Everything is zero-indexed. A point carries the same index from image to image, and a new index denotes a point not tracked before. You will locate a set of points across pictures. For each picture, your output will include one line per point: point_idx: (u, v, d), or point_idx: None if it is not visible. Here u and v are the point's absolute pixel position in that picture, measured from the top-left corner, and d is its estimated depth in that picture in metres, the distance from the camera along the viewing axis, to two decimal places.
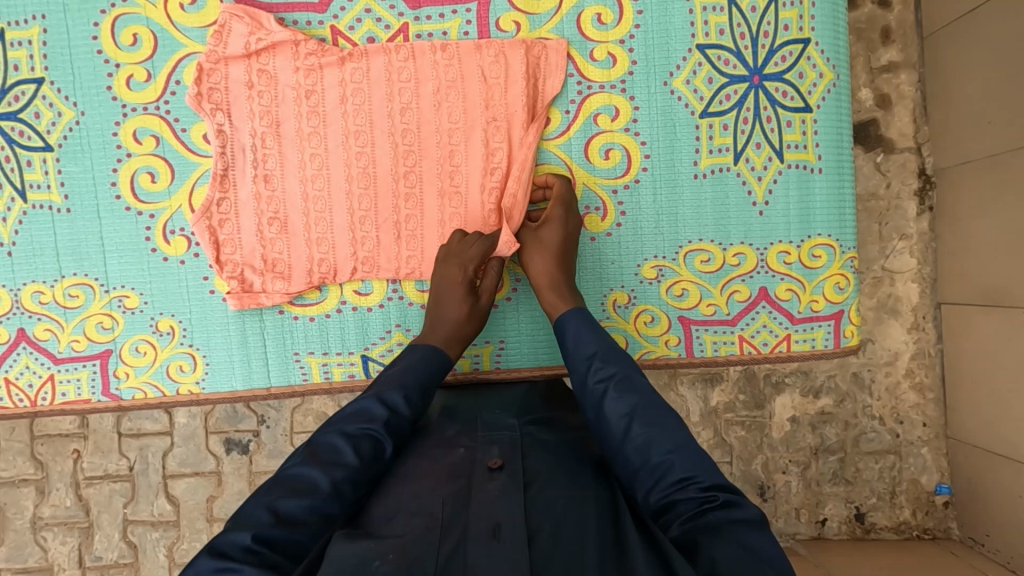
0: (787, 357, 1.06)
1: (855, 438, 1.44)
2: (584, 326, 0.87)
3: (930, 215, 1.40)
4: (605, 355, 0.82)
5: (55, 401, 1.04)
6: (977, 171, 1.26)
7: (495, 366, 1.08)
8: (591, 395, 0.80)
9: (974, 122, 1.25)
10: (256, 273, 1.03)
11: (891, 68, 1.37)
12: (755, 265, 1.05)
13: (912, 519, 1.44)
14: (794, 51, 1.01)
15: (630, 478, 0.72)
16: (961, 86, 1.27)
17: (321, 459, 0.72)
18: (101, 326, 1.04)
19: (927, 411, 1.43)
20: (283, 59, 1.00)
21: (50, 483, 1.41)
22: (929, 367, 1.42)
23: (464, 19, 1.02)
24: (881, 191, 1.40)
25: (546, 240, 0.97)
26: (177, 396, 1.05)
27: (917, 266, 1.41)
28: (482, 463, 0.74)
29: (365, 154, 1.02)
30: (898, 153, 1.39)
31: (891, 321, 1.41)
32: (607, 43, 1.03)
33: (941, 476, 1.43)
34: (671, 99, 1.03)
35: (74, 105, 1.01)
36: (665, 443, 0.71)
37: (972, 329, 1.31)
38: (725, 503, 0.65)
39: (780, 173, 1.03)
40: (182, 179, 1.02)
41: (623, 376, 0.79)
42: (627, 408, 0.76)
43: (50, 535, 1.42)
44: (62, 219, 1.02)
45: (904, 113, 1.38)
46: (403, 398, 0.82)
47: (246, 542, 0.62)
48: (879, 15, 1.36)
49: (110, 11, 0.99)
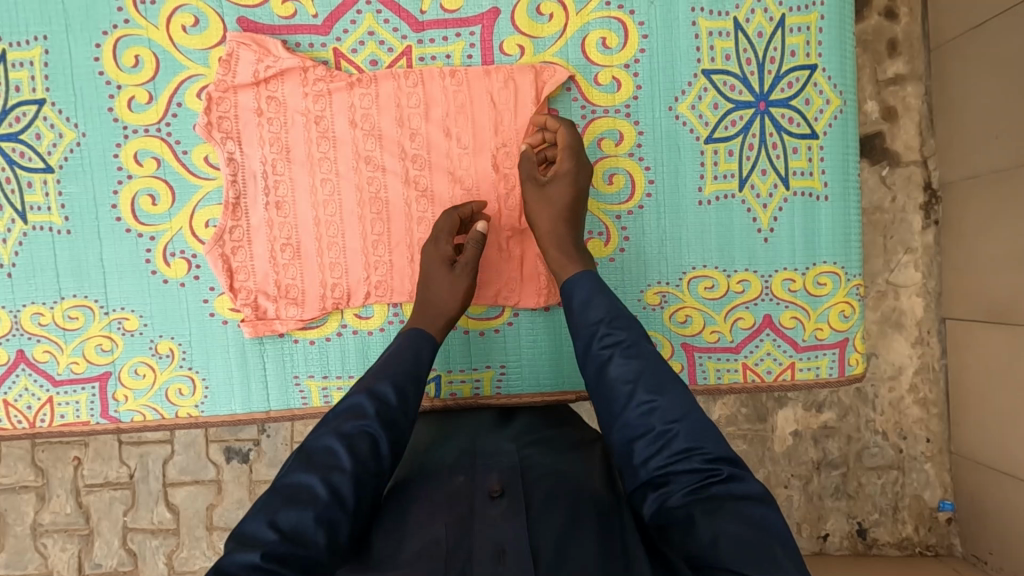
0: (791, 385, 1.05)
1: (858, 452, 1.43)
2: (594, 292, 0.82)
3: (936, 229, 1.38)
4: (613, 320, 0.78)
5: (53, 423, 1.04)
6: (983, 187, 1.25)
7: (496, 391, 1.07)
8: (595, 360, 0.76)
9: (980, 137, 1.24)
10: (270, 300, 1.03)
11: (898, 81, 1.36)
12: (759, 293, 1.04)
13: (915, 535, 1.43)
14: (800, 77, 1.00)
15: (627, 447, 0.69)
16: (967, 101, 1.26)
17: (316, 464, 0.68)
18: (100, 347, 1.03)
19: (931, 426, 1.41)
20: (292, 85, 0.99)
21: (50, 490, 1.41)
22: (933, 382, 1.41)
23: (467, 42, 1.01)
24: (886, 205, 1.38)
25: (553, 196, 0.93)
26: (175, 418, 1.04)
27: (921, 280, 1.40)
28: (482, 489, 0.73)
29: (375, 179, 1.01)
30: (904, 166, 1.38)
31: (896, 335, 1.40)
32: (612, 67, 1.02)
33: (944, 492, 1.42)
34: (676, 124, 1.02)
35: (74, 126, 1.00)
36: (669, 410, 0.68)
37: (976, 346, 1.29)
38: (729, 477, 0.63)
39: (785, 200, 1.02)
40: (184, 202, 1.01)
41: (630, 342, 0.75)
42: (632, 374, 0.72)
43: (50, 541, 1.41)
44: (63, 240, 1.02)
45: (910, 126, 1.37)
46: (394, 392, 0.78)
47: (255, 560, 0.58)
48: (886, 27, 1.35)
49: (112, 33, 0.99)
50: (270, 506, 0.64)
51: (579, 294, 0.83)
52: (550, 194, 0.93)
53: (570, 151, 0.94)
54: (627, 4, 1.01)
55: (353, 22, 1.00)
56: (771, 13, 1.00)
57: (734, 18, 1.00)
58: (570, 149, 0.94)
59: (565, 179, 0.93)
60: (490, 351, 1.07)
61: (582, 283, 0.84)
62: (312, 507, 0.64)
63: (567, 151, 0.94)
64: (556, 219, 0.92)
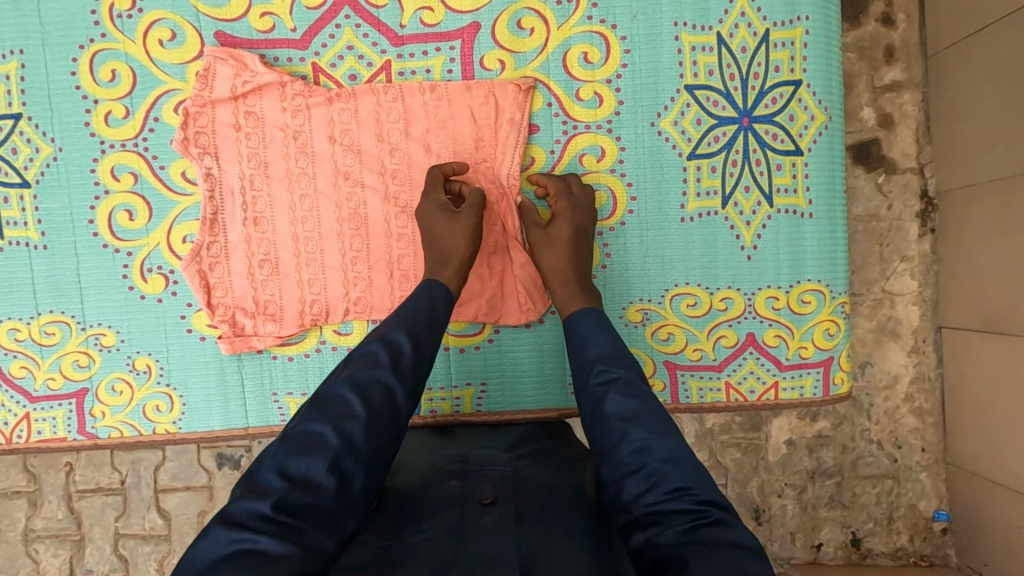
0: (775, 404, 1.03)
1: (853, 461, 1.41)
2: (594, 330, 0.83)
3: (932, 237, 1.37)
4: (610, 359, 0.78)
5: (31, 439, 1.03)
6: (980, 195, 1.23)
7: (477, 409, 1.06)
8: (591, 396, 0.75)
9: (978, 144, 1.22)
10: (248, 316, 1.02)
11: (894, 88, 1.34)
12: (743, 311, 1.02)
13: (909, 546, 1.41)
14: (784, 93, 0.99)
15: (618, 482, 0.68)
16: (966, 109, 1.24)
17: (327, 411, 0.66)
18: (78, 363, 1.02)
19: (926, 435, 1.40)
20: (270, 100, 0.98)
21: (42, 496, 1.40)
22: (928, 392, 1.39)
23: (448, 57, 1.00)
24: (883, 212, 1.36)
25: (557, 236, 0.95)
26: (154, 435, 1.04)
27: (918, 288, 1.38)
28: (474, 497, 0.72)
29: (355, 195, 1.00)
30: (900, 173, 1.36)
31: (890, 344, 1.39)
32: (594, 82, 1.00)
33: (940, 502, 1.40)
34: (659, 140, 1.01)
35: (51, 141, 0.99)
36: (663, 450, 0.67)
37: (973, 355, 1.28)
38: (719, 521, 0.61)
39: (769, 218, 1.01)
40: (161, 217, 1.01)
41: (628, 381, 0.75)
42: (627, 413, 0.71)
43: (42, 547, 1.41)
44: (40, 255, 1.01)
45: (907, 133, 1.35)
46: (411, 343, 0.76)
47: (265, 510, 0.57)
48: (882, 33, 1.33)
49: (89, 47, 0.98)
50: (280, 453, 0.62)
51: (579, 330, 0.84)
52: (553, 235, 0.95)
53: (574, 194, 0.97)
54: (610, 18, 1.00)
55: (333, 36, 0.99)
56: (754, 29, 0.99)
57: (717, 33, 0.99)
58: (560, 192, 0.96)
59: (565, 218, 0.95)
60: (471, 368, 1.06)
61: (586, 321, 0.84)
62: (323, 454, 0.62)
63: (561, 195, 0.96)
64: (561, 258, 0.93)
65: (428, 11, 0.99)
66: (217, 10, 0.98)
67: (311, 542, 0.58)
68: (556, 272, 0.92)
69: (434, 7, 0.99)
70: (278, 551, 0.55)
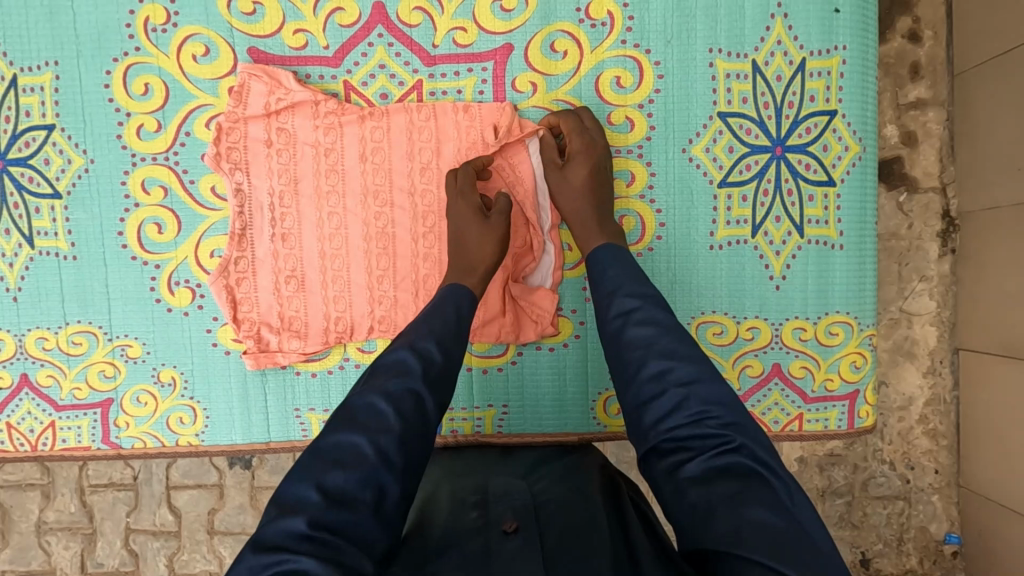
0: (798, 436, 1.03)
1: (864, 481, 1.40)
2: (620, 268, 0.81)
3: (952, 257, 1.35)
4: (629, 289, 0.78)
5: (55, 447, 1.04)
6: (1001, 219, 1.22)
7: (498, 430, 1.06)
8: (611, 330, 0.76)
9: (1001, 167, 1.21)
10: (273, 332, 1.02)
11: (919, 105, 1.32)
12: (769, 341, 1.01)
13: (919, 568, 1.41)
14: (819, 123, 0.98)
15: (640, 409, 0.69)
16: (988, 130, 1.23)
17: (361, 425, 0.66)
18: (103, 374, 1.03)
19: (939, 457, 1.38)
20: (303, 118, 0.99)
21: (56, 488, 1.42)
22: (943, 414, 1.37)
23: (480, 78, 1.00)
24: (903, 231, 1.35)
25: (573, 179, 0.95)
26: (176, 446, 1.04)
27: (936, 309, 1.36)
28: (496, 526, 0.69)
29: (383, 215, 1.00)
30: (922, 192, 1.34)
31: (907, 363, 1.37)
32: (625, 107, 1.00)
33: (951, 526, 1.39)
34: (689, 167, 1.00)
35: (83, 152, 1.00)
36: (685, 372, 0.68)
37: (990, 380, 1.26)
38: (742, 447, 0.62)
39: (799, 248, 1.00)
40: (190, 231, 1.01)
41: (643, 308, 0.75)
42: (645, 340, 0.72)
43: (54, 539, 1.42)
44: (68, 265, 1.01)
45: (930, 152, 1.33)
46: (437, 347, 0.76)
47: (302, 529, 0.57)
48: (909, 49, 1.31)
49: (123, 60, 0.98)
50: (314, 471, 0.62)
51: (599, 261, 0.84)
52: (572, 175, 0.95)
53: (576, 132, 0.95)
54: (644, 43, 0.99)
55: (365, 55, 0.99)
56: (791, 57, 0.98)
57: (753, 60, 0.98)
58: (575, 130, 0.96)
59: (579, 160, 0.95)
60: (492, 390, 1.06)
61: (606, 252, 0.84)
62: (358, 467, 0.62)
63: (574, 133, 0.95)
64: (578, 199, 0.94)
65: (461, 31, 0.99)
66: (252, 27, 0.98)
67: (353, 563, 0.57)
68: (576, 213, 0.93)
69: (467, 27, 0.99)
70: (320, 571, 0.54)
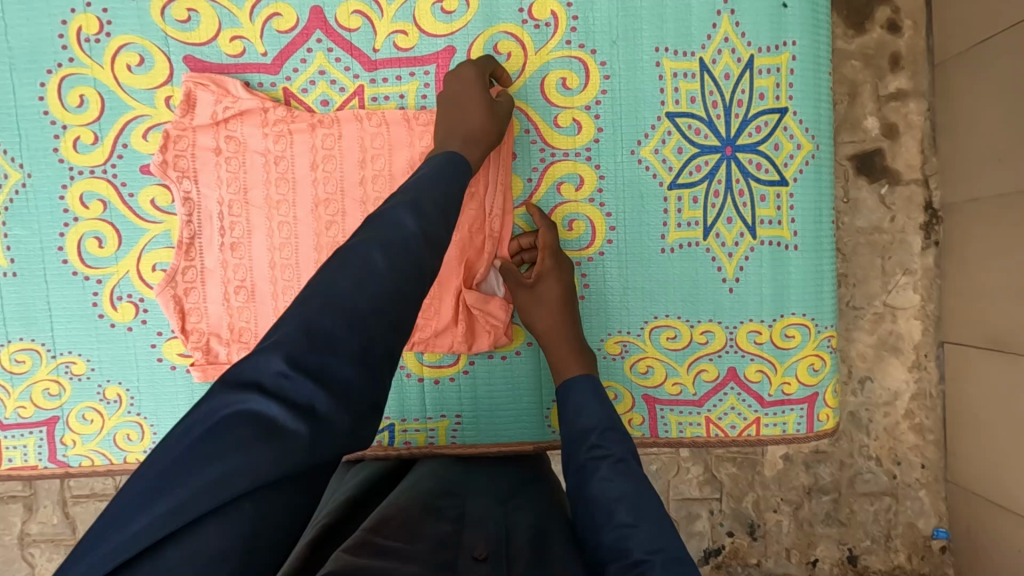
0: (756, 441, 1.01)
1: (850, 478, 1.38)
2: (590, 399, 0.83)
3: (936, 250, 1.32)
4: (604, 432, 0.78)
5: (2, 467, 1.02)
6: (983, 211, 1.19)
7: (452, 441, 1.04)
8: (582, 470, 0.75)
9: (983, 157, 1.18)
10: (223, 343, 0.99)
11: (899, 96, 1.29)
12: (724, 345, 0.99)
13: (907, 564, 1.38)
14: (770, 121, 0.95)
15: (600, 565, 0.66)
16: (971, 120, 1.20)
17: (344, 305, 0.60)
18: (48, 392, 1.01)
19: (927, 453, 1.36)
20: (251, 126, 0.96)
21: (37, 501, 1.40)
22: (929, 409, 1.35)
23: (422, 82, 0.98)
24: (886, 225, 1.32)
25: (545, 296, 0.94)
26: (125, 464, 1.02)
27: (920, 303, 1.34)
28: (466, 551, 0.66)
29: (335, 223, 0.97)
30: (904, 185, 1.31)
31: (891, 359, 1.35)
32: (573, 109, 0.98)
33: (939, 521, 1.37)
34: (639, 169, 0.98)
35: (20, 167, 0.98)
36: (647, 541, 0.65)
37: (976, 374, 1.24)
38: None
39: (752, 250, 0.98)
40: (130, 245, 0.99)
41: (618, 458, 0.74)
42: (615, 493, 0.70)
43: (37, 551, 1.41)
44: (9, 282, 1.00)
45: (912, 144, 1.30)
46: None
47: (281, 368, 0.53)
48: (888, 40, 1.28)
49: (57, 72, 0.96)
50: (294, 326, 0.57)
51: (573, 398, 0.85)
52: (542, 297, 0.94)
53: (552, 251, 0.95)
54: (590, 43, 0.96)
55: (305, 61, 0.97)
56: (739, 54, 0.95)
57: (700, 59, 0.96)
58: (552, 249, 0.95)
59: (552, 278, 0.95)
60: (445, 400, 1.04)
61: (587, 386, 0.85)
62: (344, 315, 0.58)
63: (549, 252, 0.95)
64: (555, 318, 0.94)
65: (402, 35, 0.97)
66: (186, 34, 0.96)
67: (326, 415, 0.54)
68: (551, 327, 0.93)
69: (408, 31, 0.97)
70: (287, 422, 0.51)
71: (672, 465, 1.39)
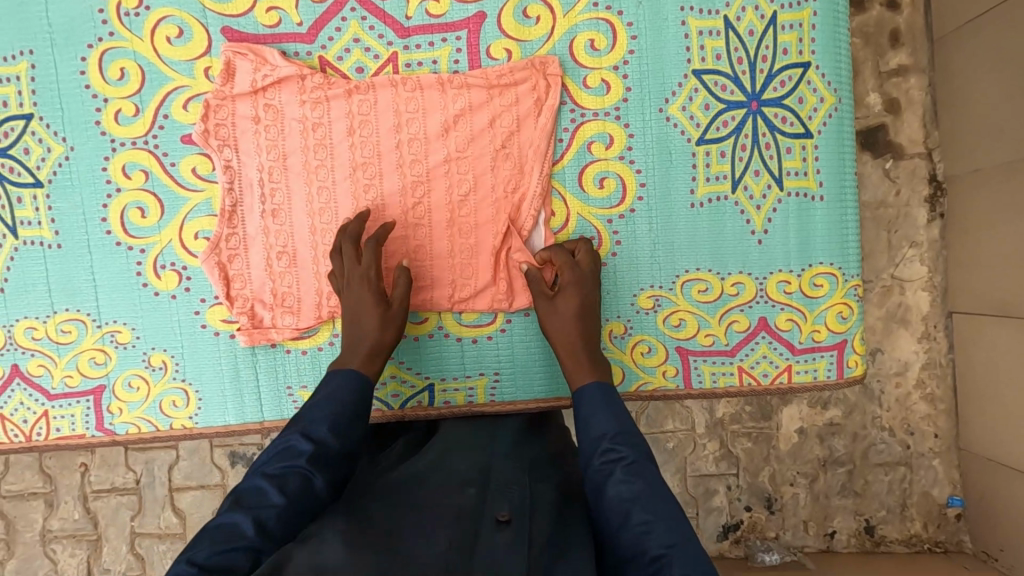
0: (788, 388, 1.03)
1: (864, 450, 1.41)
2: (601, 406, 0.79)
3: (942, 222, 1.35)
4: (616, 436, 0.74)
5: (49, 437, 1.04)
6: (984, 178, 1.22)
7: (490, 398, 1.06)
8: (594, 476, 0.71)
9: (983, 128, 1.21)
10: (267, 308, 1.02)
11: (901, 71, 1.32)
12: (754, 296, 1.02)
13: (924, 532, 1.40)
14: (793, 76, 0.99)
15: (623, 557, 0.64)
16: (970, 91, 1.23)
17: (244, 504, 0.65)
18: (94, 360, 1.03)
19: (938, 422, 1.39)
20: (289, 93, 0.99)
21: (58, 497, 1.42)
22: (940, 377, 1.38)
23: (454, 47, 1.00)
24: (890, 199, 1.35)
25: (563, 308, 0.92)
26: (170, 430, 1.05)
27: (928, 275, 1.37)
28: (490, 515, 0.66)
29: (372, 187, 1.00)
30: (909, 159, 1.35)
31: (901, 330, 1.38)
32: (601, 69, 1.00)
33: (953, 489, 1.39)
34: (667, 126, 1.01)
35: (62, 140, 1.00)
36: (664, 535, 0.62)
37: (983, 338, 1.27)
38: None
39: (780, 201, 1.00)
40: (173, 213, 1.01)
41: (631, 461, 0.71)
42: (630, 494, 0.67)
43: (59, 547, 1.42)
44: (54, 254, 1.02)
45: (914, 120, 1.34)
46: (351, 395, 0.80)
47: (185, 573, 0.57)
48: (888, 18, 1.31)
49: (98, 45, 0.99)
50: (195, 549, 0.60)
51: (583, 407, 0.80)
52: (559, 309, 0.92)
53: (570, 264, 0.95)
54: (616, 4, 0.99)
55: (339, 29, 1.00)
56: (762, 11, 0.98)
57: (724, 17, 0.99)
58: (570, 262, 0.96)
59: (574, 288, 0.93)
60: (483, 357, 1.06)
61: (591, 397, 0.80)
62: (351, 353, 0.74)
63: (568, 266, 0.95)
64: (571, 329, 0.90)
65: (433, 2, 0.99)
66: (222, 6, 0.98)
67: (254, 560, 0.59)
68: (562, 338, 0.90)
69: None
70: None
71: (688, 442, 1.42)
